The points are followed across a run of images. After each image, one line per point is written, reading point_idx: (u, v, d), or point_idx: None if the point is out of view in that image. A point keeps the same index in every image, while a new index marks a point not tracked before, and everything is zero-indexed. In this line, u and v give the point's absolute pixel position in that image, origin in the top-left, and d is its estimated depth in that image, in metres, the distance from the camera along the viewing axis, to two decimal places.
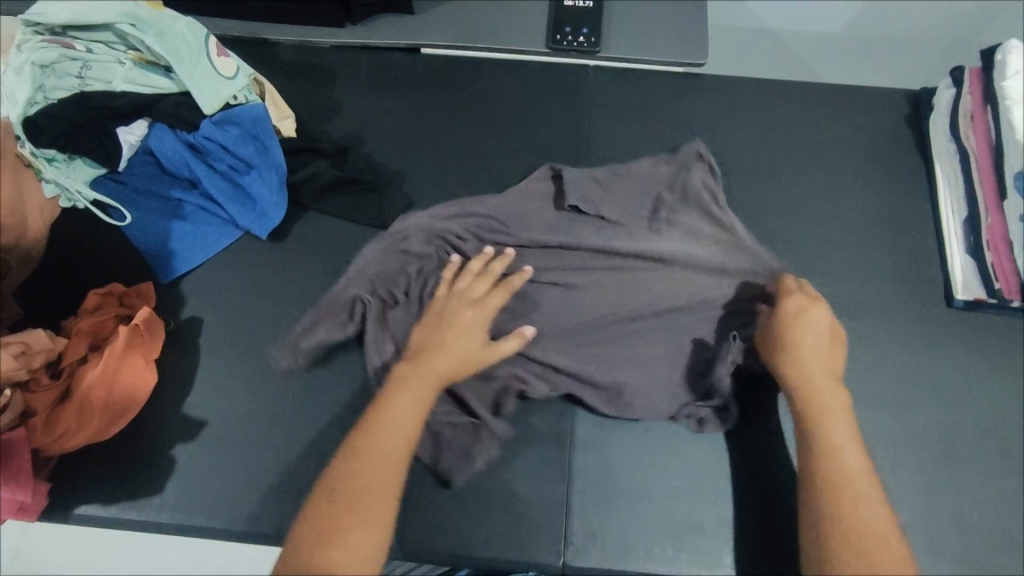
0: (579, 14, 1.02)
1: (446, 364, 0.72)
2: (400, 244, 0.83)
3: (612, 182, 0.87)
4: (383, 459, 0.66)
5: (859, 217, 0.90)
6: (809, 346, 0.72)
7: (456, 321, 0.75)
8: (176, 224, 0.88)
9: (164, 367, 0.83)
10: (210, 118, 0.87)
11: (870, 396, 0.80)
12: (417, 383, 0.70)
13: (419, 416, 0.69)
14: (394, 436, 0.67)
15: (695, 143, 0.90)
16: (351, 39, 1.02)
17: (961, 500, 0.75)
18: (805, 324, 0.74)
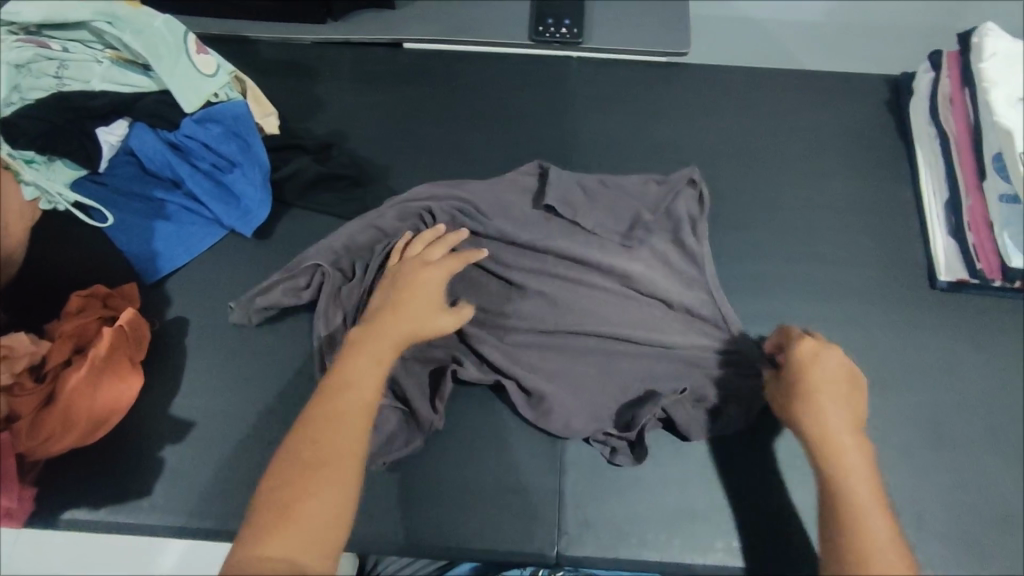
0: (562, 6, 1.02)
1: (401, 326, 0.70)
2: (374, 220, 0.84)
3: (596, 190, 0.87)
4: (337, 425, 0.63)
5: (843, 202, 0.91)
6: (829, 386, 0.68)
7: (411, 284, 0.73)
8: (159, 224, 0.87)
9: (150, 369, 0.82)
10: (191, 116, 0.87)
11: None
12: (371, 348, 0.68)
13: (376, 380, 0.66)
14: (347, 403, 0.64)
15: (691, 168, 0.88)
16: (332, 35, 1.02)
17: (948, 478, 0.76)
18: (822, 359, 0.69)
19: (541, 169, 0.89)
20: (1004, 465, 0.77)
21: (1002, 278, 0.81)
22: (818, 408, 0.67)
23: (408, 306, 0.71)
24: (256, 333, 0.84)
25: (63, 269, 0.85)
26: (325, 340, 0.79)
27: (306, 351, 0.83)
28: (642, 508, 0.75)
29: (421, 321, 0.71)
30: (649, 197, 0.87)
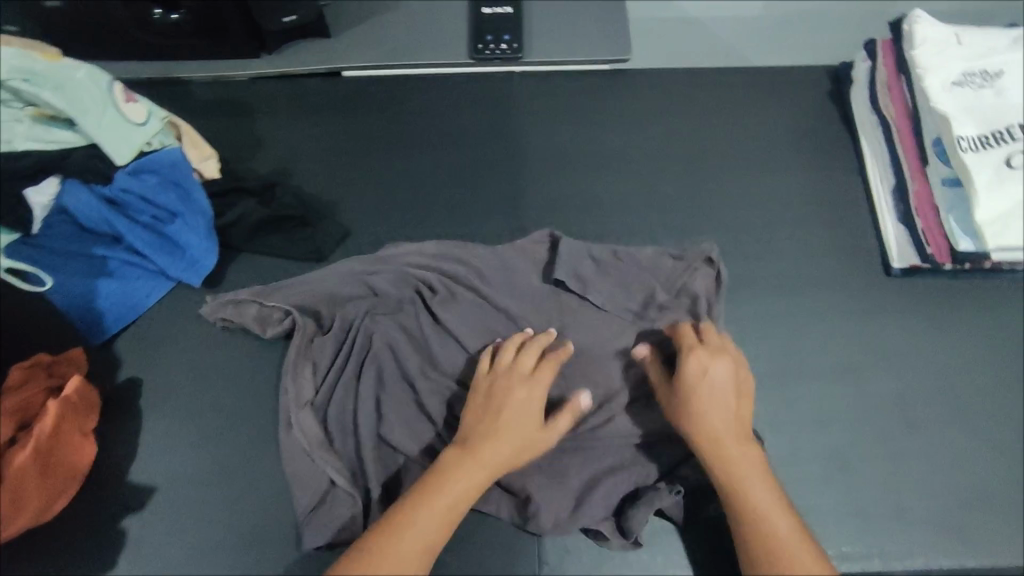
0: (499, 21, 1.00)
1: (491, 453, 0.69)
2: (369, 275, 0.84)
3: (608, 265, 0.84)
4: (405, 560, 0.62)
5: (794, 197, 0.92)
6: (702, 391, 0.71)
7: (506, 404, 0.72)
8: (102, 283, 0.84)
9: (104, 435, 0.79)
10: (124, 169, 0.84)
11: (822, 372, 0.81)
12: (456, 478, 0.67)
13: (450, 517, 0.66)
14: (418, 537, 0.64)
15: (708, 246, 0.85)
16: (268, 68, 0.99)
17: (918, 464, 0.77)
18: (695, 364, 0.73)
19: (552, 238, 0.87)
20: (969, 445, 0.78)
21: (952, 261, 0.81)
22: (689, 412, 0.71)
23: (502, 434, 0.70)
24: (215, 388, 0.81)
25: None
26: (293, 393, 0.78)
27: (268, 400, 0.81)
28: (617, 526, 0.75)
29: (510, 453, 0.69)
30: (663, 272, 0.84)
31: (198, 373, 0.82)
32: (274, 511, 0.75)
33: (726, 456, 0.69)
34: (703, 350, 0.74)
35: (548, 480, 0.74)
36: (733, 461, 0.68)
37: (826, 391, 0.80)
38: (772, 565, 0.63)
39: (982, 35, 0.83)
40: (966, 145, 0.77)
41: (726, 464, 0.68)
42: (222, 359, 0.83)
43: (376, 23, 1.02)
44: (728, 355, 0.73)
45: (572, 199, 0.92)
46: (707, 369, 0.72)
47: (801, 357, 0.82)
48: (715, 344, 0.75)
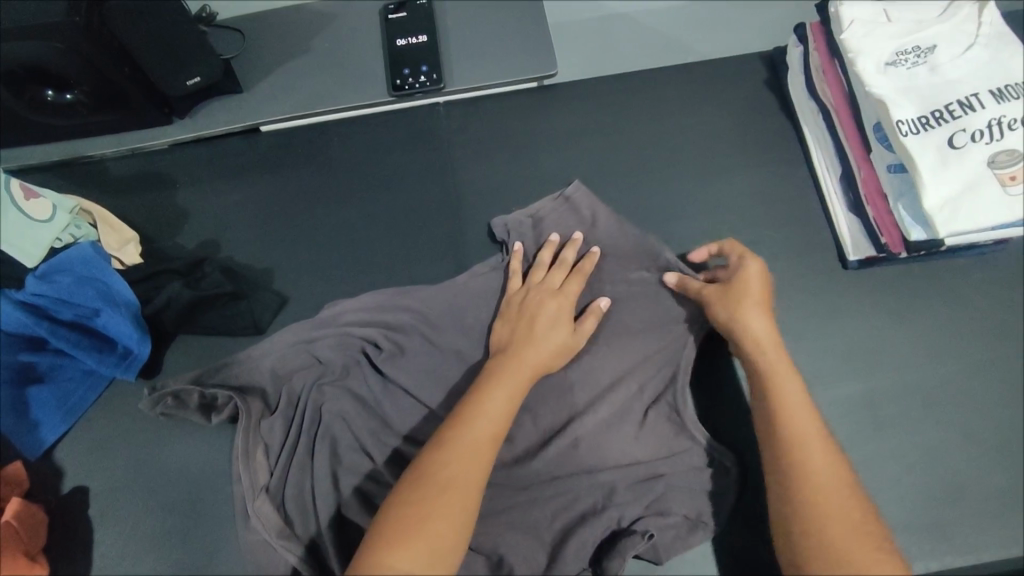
0: (416, 52, 0.95)
1: (532, 354, 0.72)
2: (310, 342, 0.80)
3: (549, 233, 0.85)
4: (473, 451, 0.62)
5: (743, 198, 0.88)
6: (757, 292, 0.73)
7: (542, 311, 0.75)
8: (33, 390, 0.80)
9: (53, 552, 0.75)
10: (34, 272, 0.77)
11: None
12: (507, 378, 0.69)
13: (506, 413, 0.67)
14: (482, 431, 0.64)
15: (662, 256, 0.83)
16: (181, 135, 0.93)
17: (894, 463, 0.75)
18: (757, 268, 0.75)
19: (490, 227, 0.88)
20: (943, 437, 0.76)
21: (905, 250, 0.78)
22: (744, 309, 0.72)
23: (542, 336, 0.73)
24: (166, 484, 0.78)
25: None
26: (246, 480, 0.73)
27: (224, 490, 0.77)
28: None
29: (550, 360, 0.72)
30: (607, 277, 0.82)
31: (147, 470, 0.79)
32: None
33: (766, 348, 0.70)
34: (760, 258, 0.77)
35: (520, 539, 0.71)
36: (770, 355, 0.69)
37: None
38: (803, 452, 0.63)
39: (911, 10, 0.79)
40: (906, 129, 0.73)
41: (773, 379, 0.67)
42: (170, 453, 0.79)
43: (288, 70, 0.96)
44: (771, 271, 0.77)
45: None
46: (759, 272, 0.75)
47: None
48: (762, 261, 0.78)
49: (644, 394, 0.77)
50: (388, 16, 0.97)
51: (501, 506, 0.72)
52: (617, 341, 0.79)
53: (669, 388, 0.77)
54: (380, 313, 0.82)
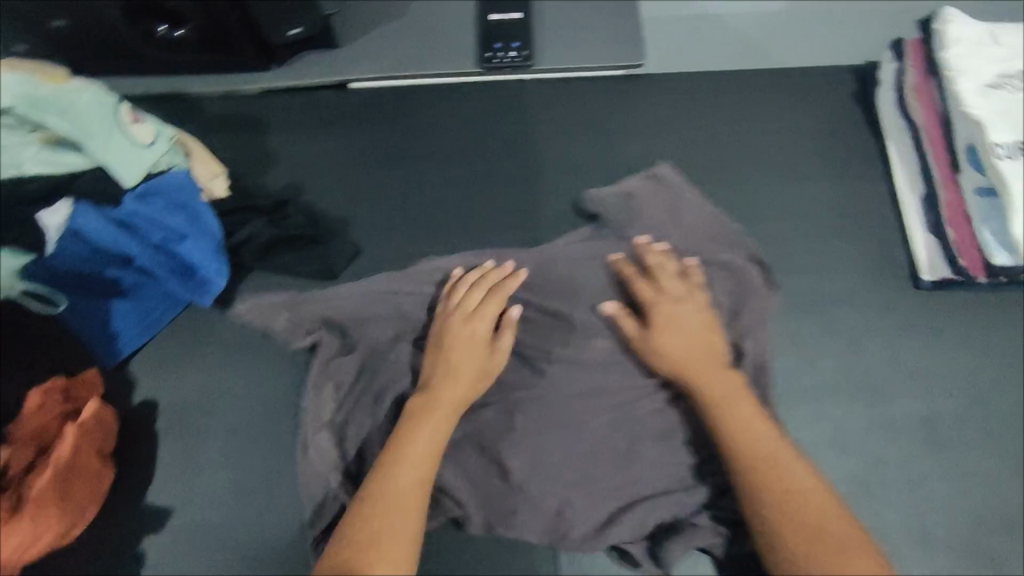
0: (509, 27, 0.97)
1: (456, 390, 0.74)
2: (393, 293, 0.84)
3: (641, 206, 0.87)
4: (397, 502, 0.65)
5: (819, 205, 0.88)
6: (682, 337, 0.75)
7: (459, 340, 0.77)
8: (116, 304, 0.84)
9: (121, 457, 0.80)
10: (133, 192, 0.83)
11: (848, 390, 0.78)
12: (423, 423, 0.71)
13: (432, 452, 0.70)
14: (403, 479, 0.67)
15: (750, 248, 0.84)
16: (276, 83, 0.97)
17: (947, 487, 0.75)
18: (672, 312, 0.77)
19: (579, 199, 0.90)
20: (1000, 468, 0.76)
21: (986, 274, 0.78)
22: (670, 355, 0.75)
23: (464, 369, 0.75)
24: (229, 410, 0.81)
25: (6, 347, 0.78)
26: (310, 413, 0.78)
27: (282, 423, 0.80)
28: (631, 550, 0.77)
29: (472, 389, 0.75)
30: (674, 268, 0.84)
31: (212, 394, 0.82)
32: (290, 533, 0.76)
33: (707, 386, 0.72)
34: (675, 299, 0.78)
35: (558, 503, 0.75)
36: (713, 390, 0.72)
37: (853, 411, 0.77)
38: (767, 475, 0.64)
39: (1018, 35, 0.78)
40: (1002, 152, 0.73)
41: (722, 414, 0.70)
42: (235, 380, 0.83)
43: (382, 31, 0.99)
44: (691, 300, 0.78)
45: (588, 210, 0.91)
46: (675, 314, 0.77)
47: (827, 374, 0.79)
48: (679, 291, 0.78)
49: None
50: None
51: (544, 469, 0.76)
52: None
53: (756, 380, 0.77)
54: (455, 274, 0.84)
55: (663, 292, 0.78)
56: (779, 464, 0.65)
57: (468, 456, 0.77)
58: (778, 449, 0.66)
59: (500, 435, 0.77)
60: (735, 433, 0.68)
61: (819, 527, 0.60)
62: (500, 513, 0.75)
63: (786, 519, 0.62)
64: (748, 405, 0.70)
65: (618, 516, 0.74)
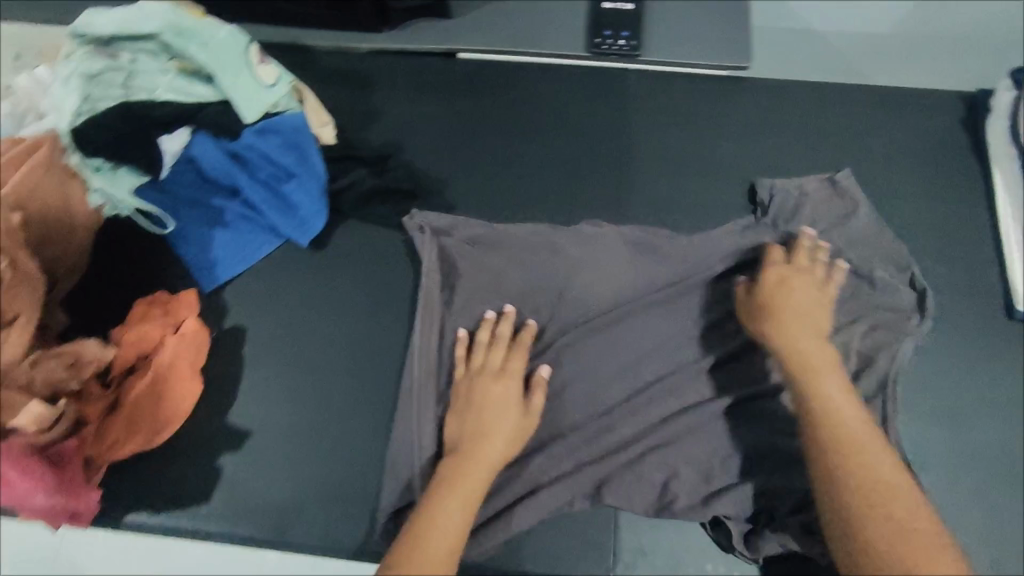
0: (619, 16, 0.99)
1: (488, 451, 0.72)
2: (517, 261, 0.85)
3: (806, 212, 0.88)
4: (429, 561, 0.62)
5: (911, 226, 0.88)
6: (789, 310, 0.76)
7: (488, 402, 0.75)
8: (217, 232, 0.88)
9: (209, 375, 0.83)
10: (251, 127, 0.87)
11: (916, 412, 0.81)
12: (457, 486, 0.69)
13: (460, 526, 0.66)
14: (435, 541, 0.64)
15: (910, 270, 0.85)
16: (387, 44, 1.00)
17: (1001, 518, 0.77)
18: (790, 283, 0.78)
19: (751, 185, 0.93)
20: None
21: None
22: (769, 324, 0.76)
23: (497, 433, 0.73)
24: (315, 346, 0.85)
25: (117, 261, 0.87)
26: (414, 365, 0.79)
27: (364, 365, 0.84)
28: (685, 535, 0.79)
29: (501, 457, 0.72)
30: (761, 270, 0.85)
31: (300, 329, 0.86)
32: (363, 470, 0.79)
33: (802, 357, 0.73)
34: (794, 273, 0.79)
35: (625, 480, 0.77)
36: (808, 360, 0.72)
37: (918, 432, 0.80)
38: (840, 447, 0.66)
39: None
40: None
41: (813, 386, 0.71)
42: (322, 320, 0.86)
43: (496, 6, 1.02)
44: (811, 278, 0.79)
45: (677, 204, 0.92)
46: (790, 288, 0.77)
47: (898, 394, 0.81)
48: (804, 266, 0.80)
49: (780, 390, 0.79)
50: None
51: (613, 445, 0.78)
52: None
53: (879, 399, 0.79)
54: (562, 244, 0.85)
55: (786, 265, 0.80)
56: (862, 445, 0.66)
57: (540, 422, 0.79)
58: (865, 431, 0.67)
59: (571, 406, 0.80)
60: (824, 407, 0.69)
61: (895, 514, 0.61)
62: (564, 493, 0.76)
63: (857, 499, 0.63)
64: (840, 384, 0.71)
65: (678, 501, 0.76)
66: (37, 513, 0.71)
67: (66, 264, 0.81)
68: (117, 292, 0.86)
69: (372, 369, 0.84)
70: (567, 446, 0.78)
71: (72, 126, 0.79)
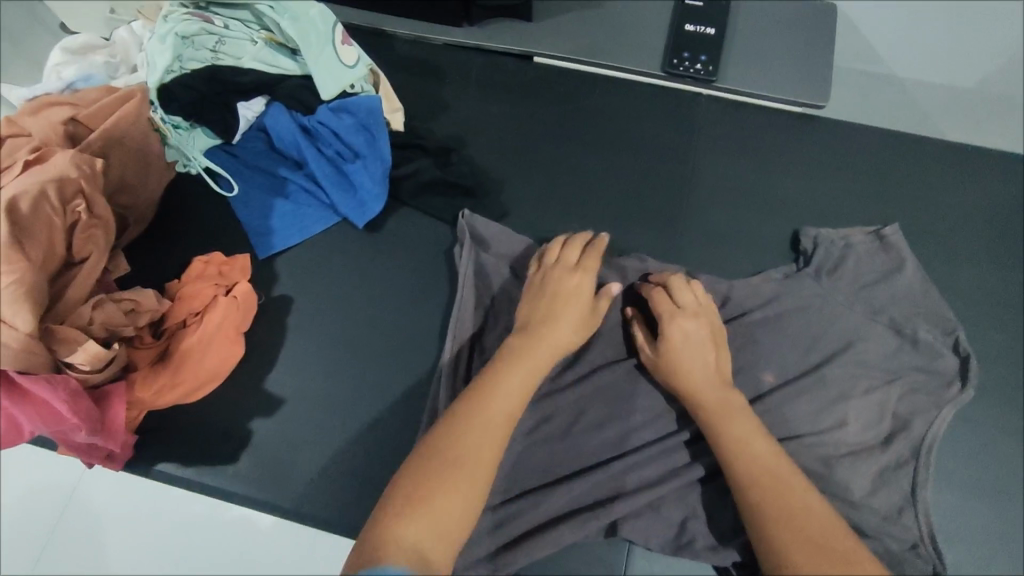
0: (699, 40, 0.98)
1: (556, 333, 0.74)
2: None
3: (847, 265, 0.86)
4: (486, 428, 0.64)
5: (969, 293, 0.87)
6: (682, 355, 0.75)
7: (563, 291, 0.77)
8: (278, 201, 0.90)
9: (251, 340, 0.85)
10: (327, 104, 0.89)
11: (956, 483, 0.78)
12: (523, 359, 0.71)
13: (520, 392, 0.68)
14: (496, 408, 0.66)
15: (955, 336, 0.82)
16: (464, 40, 1.01)
17: None
18: (676, 326, 0.76)
19: (795, 234, 0.91)
20: None
21: None
22: (676, 374, 0.74)
23: (565, 318, 0.75)
24: (357, 326, 0.86)
25: (181, 218, 0.90)
26: (447, 365, 0.79)
27: (402, 353, 0.85)
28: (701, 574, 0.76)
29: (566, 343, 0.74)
30: (812, 315, 0.83)
31: (344, 307, 0.87)
32: (388, 455, 0.80)
33: (708, 402, 0.72)
34: (682, 314, 0.77)
35: (649, 508, 0.74)
36: (713, 406, 0.72)
37: (956, 504, 0.77)
38: (762, 491, 0.65)
39: None
40: None
41: (724, 430, 0.70)
42: (368, 302, 0.87)
43: (576, 16, 1.02)
44: (703, 315, 0.77)
45: (733, 236, 0.91)
46: (684, 333, 0.75)
47: (937, 460, 0.79)
48: (690, 305, 0.78)
49: (819, 447, 0.76)
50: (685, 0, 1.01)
51: (642, 471, 0.76)
52: (827, 385, 0.79)
53: (914, 464, 0.76)
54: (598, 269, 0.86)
55: (673, 307, 0.77)
56: (778, 482, 0.65)
57: (568, 437, 0.78)
58: (783, 471, 0.67)
59: (603, 424, 0.78)
60: (741, 452, 0.68)
61: (809, 546, 0.60)
62: (585, 528, 0.72)
63: (787, 538, 0.61)
64: (750, 426, 0.70)
65: (697, 541, 0.73)
66: (76, 447, 0.73)
67: (134, 214, 0.84)
68: (177, 247, 0.89)
69: (409, 357, 0.85)
70: (594, 479, 0.75)
71: (161, 82, 0.82)
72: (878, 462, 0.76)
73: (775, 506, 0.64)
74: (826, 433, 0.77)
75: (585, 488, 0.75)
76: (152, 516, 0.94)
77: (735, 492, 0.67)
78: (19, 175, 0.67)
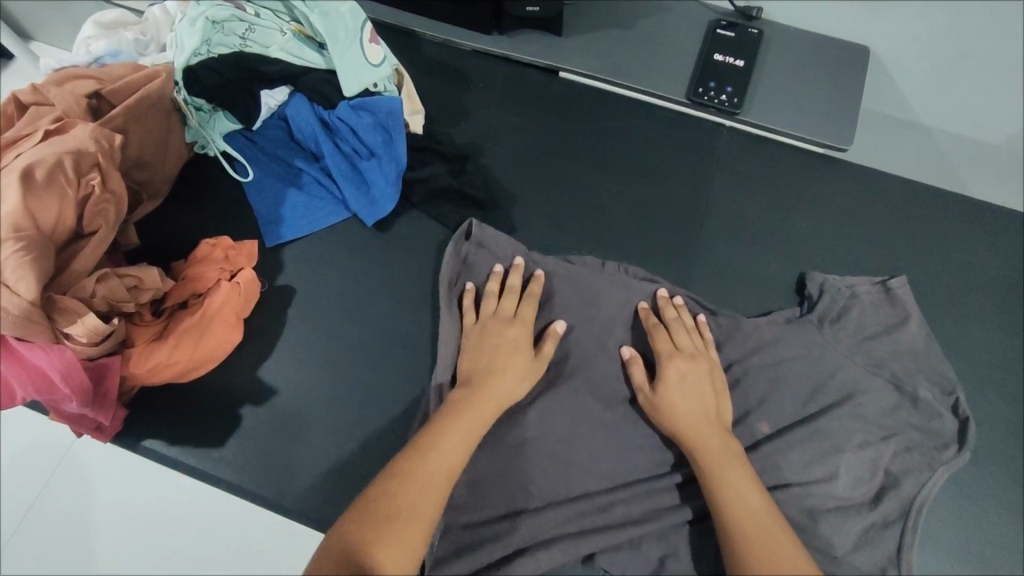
0: (727, 71, 0.98)
1: (486, 404, 0.73)
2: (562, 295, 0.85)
3: (850, 311, 0.85)
4: (427, 483, 0.65)
5: (976, 354, 0.86)
6: (680, 398, 0.75)
7: (499, 340, 0.77)
8: (291, 191, 0.91)
9: (250, 328, 0.86)
10: (349, 101, 0.89)
11: (944, 549, 0.77)
12: (451, 424, 0.70)
13: (464, 444, 0.69)
14: (436, 465, 0.67)
15: (955, 396, 0.81)
16: (494, 48, 1.01)
17: None
18: (675, 368, 0.76)
19: (802, 276, 0.90)
20: None
21: None
22: (676, 420, 0.74)
23: (503, 371, 0.75)
24: (355, 325, 0.86)
25: (194, 200, 0.91)
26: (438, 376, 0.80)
27: (396, 356, 0.85)
28: None
29: (514, 386, 0.74)
30: (811, 360, 0.83)
31: (345, 305, 0.87)
32: (372, 456, 0.80)
33: (704, 451, 0.71)
34: (680, 355, 0.78)
35: (629, 541, 0.74)
36: (709, 455, 0.71)
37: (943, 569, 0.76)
38: (752, 548, 0.64)
39: None
40: None
41: (717, 480, 0.69)
42: (369, 301, 0.88)
43: (607, 35, 1.01)
44: (699, 358, 0.78)
45: (741, 271, 0.90)
46: (681, 375, 0.76)
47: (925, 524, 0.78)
48: (687, 347, 0.78)
49: (806, 497, 0.76)
50: (717, 30, 1.00)
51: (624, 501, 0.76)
52: (823, 435, 0.78)
53: (903, 525, 0.75)
54: (592, 280, 0.85)
55: (671, 348, 0.78)
56: (768, 539, 0.64)
57: (554, 460, 0.77)
58: (773, 526, 0.66)
59: (589, 449, 0.78)
60: (732, 504, 0.67)
61: None
62: (561, 552, 0.72)
63: None
64: (742, 476, 0.70)
65: None
66: (68, 416, 0.74)
67: (147, 191, 0.86)
68: (186, 228, 0.90)
69: (404, 361, 0.85)
70: (577, 507, 0.75)
71: (187, 64, 0.83)
72: (865, 519, 0.75)
73: (763, 557, 0.63)
74: (815, 484, 0.76)
75: (564, 512, 0.74)
76: (142, 485, 0.98)
77: (723, 546, 0.66)
78: (38, 144, 0.68)
